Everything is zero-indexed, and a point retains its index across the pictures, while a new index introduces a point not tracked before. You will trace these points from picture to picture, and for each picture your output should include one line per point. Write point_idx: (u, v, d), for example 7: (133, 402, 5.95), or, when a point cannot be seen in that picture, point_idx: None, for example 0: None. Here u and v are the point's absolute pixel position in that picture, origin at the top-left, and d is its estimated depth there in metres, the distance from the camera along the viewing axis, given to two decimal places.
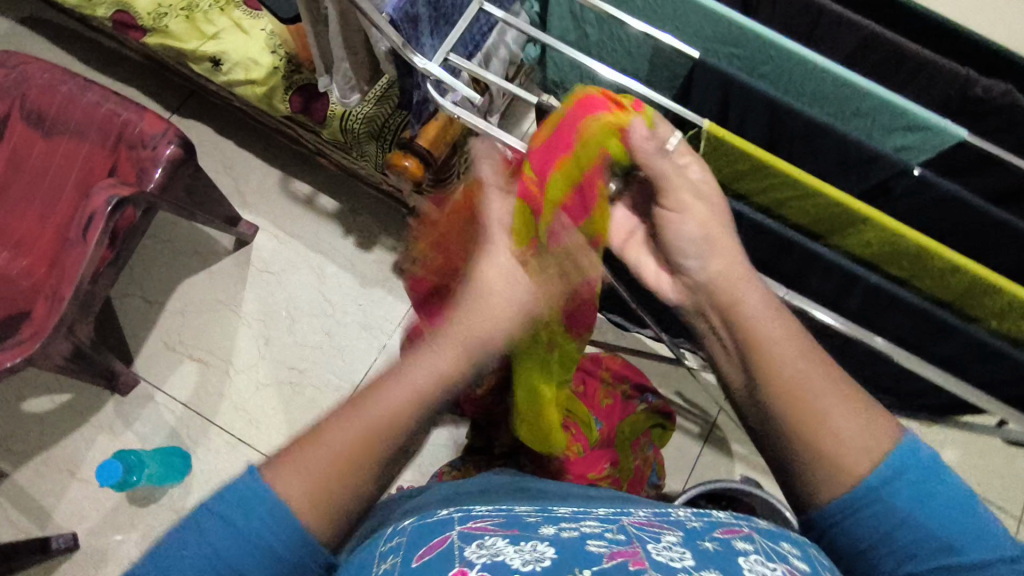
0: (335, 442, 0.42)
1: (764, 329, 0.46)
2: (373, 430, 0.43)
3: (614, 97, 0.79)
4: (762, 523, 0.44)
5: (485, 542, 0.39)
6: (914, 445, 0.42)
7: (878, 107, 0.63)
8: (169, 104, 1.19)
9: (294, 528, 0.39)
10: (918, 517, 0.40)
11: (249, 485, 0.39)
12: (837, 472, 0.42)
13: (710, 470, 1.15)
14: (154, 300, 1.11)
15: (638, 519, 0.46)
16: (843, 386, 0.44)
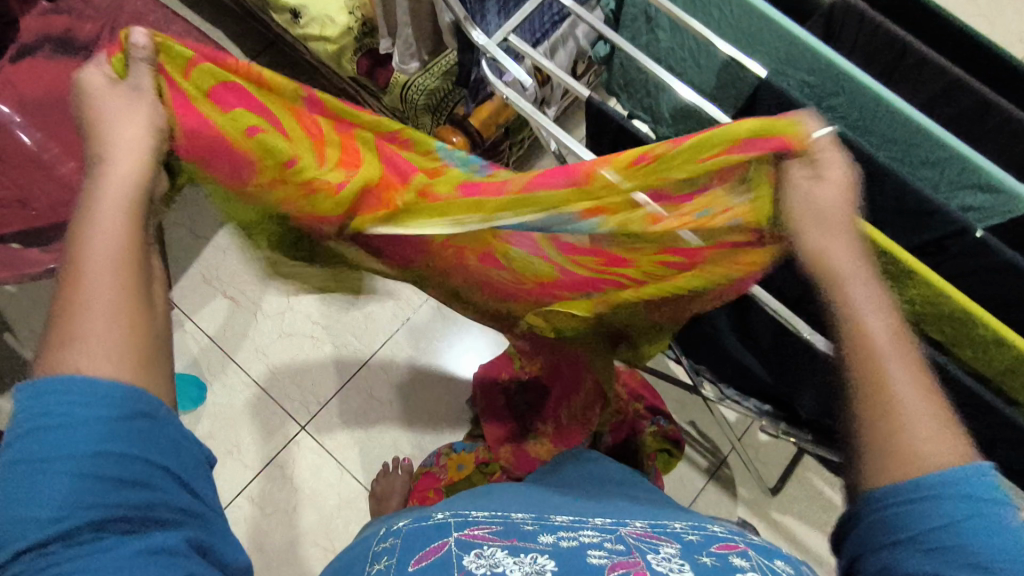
0: (99, 324, 0.38)
1: (861, 309, 0.45)
2: (124, 245, 0.41)
3: (675, 108, 0.78)
4: (753, 540, 0.47)
5: (484, 551, 0.41)
6: (982, 473, 0.40)
7: (949, 158, 0.59)
8: (250, 50, 1.23)
9: (119, 389, 0.37)
10: (957, 514, 0.38)
11: (55, 435, 0.34)
12: (893, 456, 0.41)
13: (710, 508, 1.11)
14: (200, 233, 1.15)
15: (635, 527, 0.48)
16: (925, 384, 0.43)
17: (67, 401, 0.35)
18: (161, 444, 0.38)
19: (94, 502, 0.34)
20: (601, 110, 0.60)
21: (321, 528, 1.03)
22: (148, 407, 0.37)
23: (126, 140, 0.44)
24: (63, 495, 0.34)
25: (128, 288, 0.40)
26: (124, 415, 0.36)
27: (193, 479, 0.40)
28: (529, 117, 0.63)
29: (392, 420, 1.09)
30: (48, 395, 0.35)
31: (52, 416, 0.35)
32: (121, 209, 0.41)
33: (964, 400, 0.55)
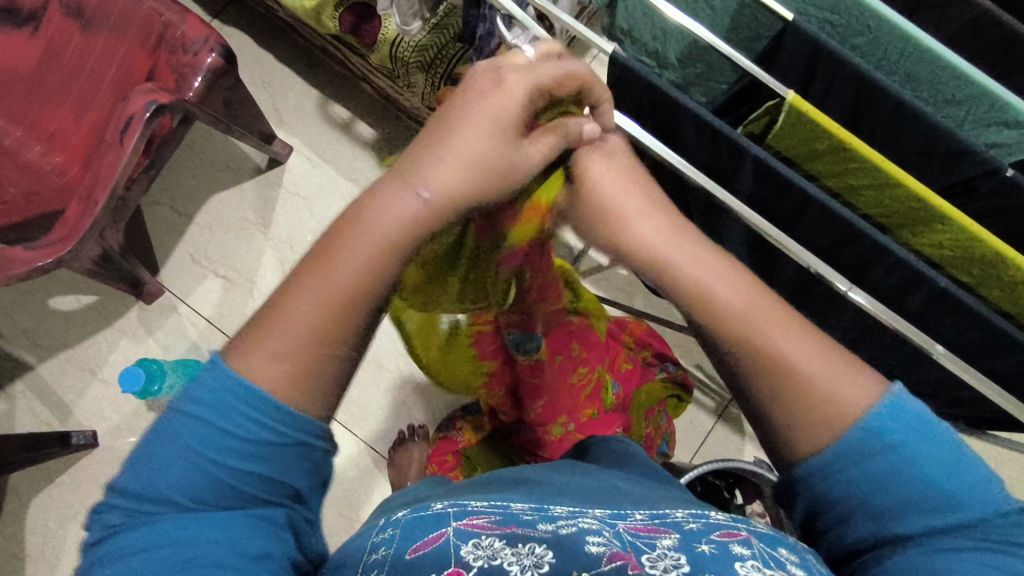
0: (297, 322, 0.36)
1: (682, 266, 0.41)
2: (369, 274, 0.37)
3: (685, 51, 0.73)
4: (762, 527, 0.44)
5: (481, 541, 0.40)
6: (902, 398, 0.37)
7: (976, 96, 0.57)
8: (212, 7, 1.15)
9: (285, 415, 0.35)
10: (921, 459, 0.36)
11: (218, 438, 0.34)
12: (812, 411, 0.37)
13: (720, 447, 1.15)
14: (183, 211, 1.09)
15: (636, 518, 0.45)
16: (808, 335, 0.40)
17: (246, 411, 0.34)
18: (291, 472, 0.36)
19: (214, 495, 0.34)
20: (628, 67, 0.58)
21: (344, 498, 1.03)
22: (298, 433, 0.36)
23: (440, 181, 0.39)
24: (192, 491, 0.33)
25: (333, 314, 0.36)
26: (279, 444, 0.35)
27: (309, 492, 0.38)
28: None
29: (403, 389, 1.08)
30: (225, 393, 0.34)
31: (215, 417, 0.34)
32: (406, 222, 0.38)
33: (992, 339, 0.56)
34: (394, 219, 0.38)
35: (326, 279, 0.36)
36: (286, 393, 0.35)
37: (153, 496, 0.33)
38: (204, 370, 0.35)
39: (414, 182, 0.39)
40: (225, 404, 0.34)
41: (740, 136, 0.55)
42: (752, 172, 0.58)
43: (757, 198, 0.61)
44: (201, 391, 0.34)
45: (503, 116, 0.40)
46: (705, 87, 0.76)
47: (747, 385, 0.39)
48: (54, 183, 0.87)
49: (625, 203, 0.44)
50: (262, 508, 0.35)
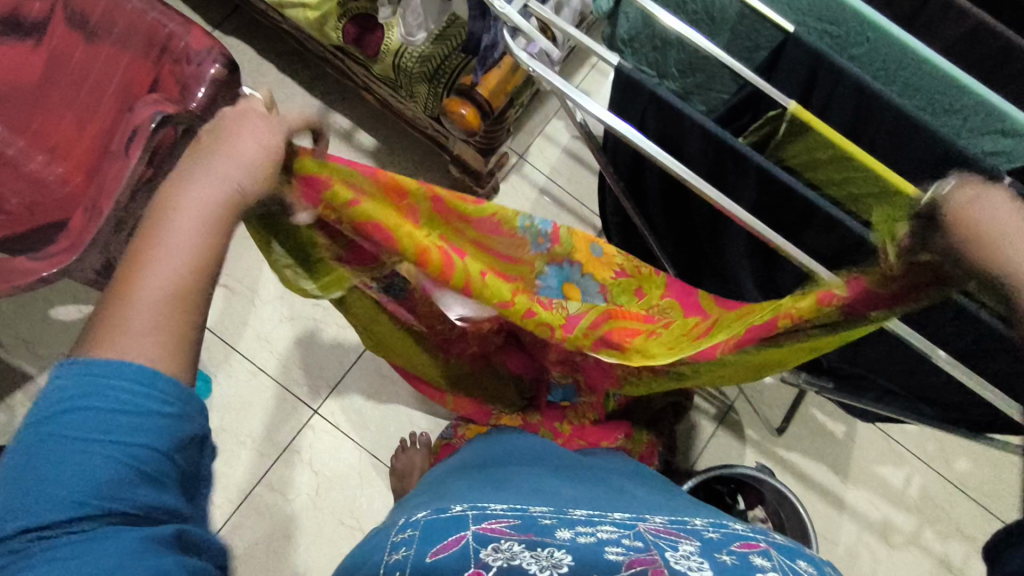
0: (140, 321, 0.36)
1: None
2: (191, 269, 0.38)
3: (685, 61, 0.74)
4: (778, 538, 0.47)
5: (500, 544, 0.41)
6: None
7: (974, 105, 0.58)
8: (213, 18, 1.15)
9: (173, 386, 0.36)
10: None
11: (116, 417, 0.34)
12: None
13: (720, 453, 1.15)
14: None
15: (654, 523, 0.47)
16: None
17: (136, 389, 0.35)
18: (179, 447, 0.37)
19: (110, 488, 0.33)
20: (632, 78, 0.58)
21: (345, 506, 1.03)
22: (185, 407, 0.37)
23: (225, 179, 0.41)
24: (90, 480, 0.33)
25: (170, 334, 0.37)
26: (172, 416, 0.36)
27: (189, 480, 0.39)
28: (557, 88, 0.59)
29: (405, 396, 1.09)
30: (103, 379, 0.34)
31: (103, 398, 0.34)
32: (195, 232, 0.39)
33: (994, 343, 0.56)
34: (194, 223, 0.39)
35: (141, 282, 0.37)
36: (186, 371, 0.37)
37: (28, 510, 0.32)
38: (70, 368, 0.35)
39: (217, 174, 0.40)
40: (116, 382, 0.35)
41: (744, 146, 0.55)
42: (755, 181, 0.58)
43: (761, 207, 0.61)
44: (79, 378, 0.34)
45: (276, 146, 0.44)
46: (704, 97, 0.77)
47: None
48: (58, 194, 0.87)
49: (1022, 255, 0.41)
50: (154, 491, 0.35)
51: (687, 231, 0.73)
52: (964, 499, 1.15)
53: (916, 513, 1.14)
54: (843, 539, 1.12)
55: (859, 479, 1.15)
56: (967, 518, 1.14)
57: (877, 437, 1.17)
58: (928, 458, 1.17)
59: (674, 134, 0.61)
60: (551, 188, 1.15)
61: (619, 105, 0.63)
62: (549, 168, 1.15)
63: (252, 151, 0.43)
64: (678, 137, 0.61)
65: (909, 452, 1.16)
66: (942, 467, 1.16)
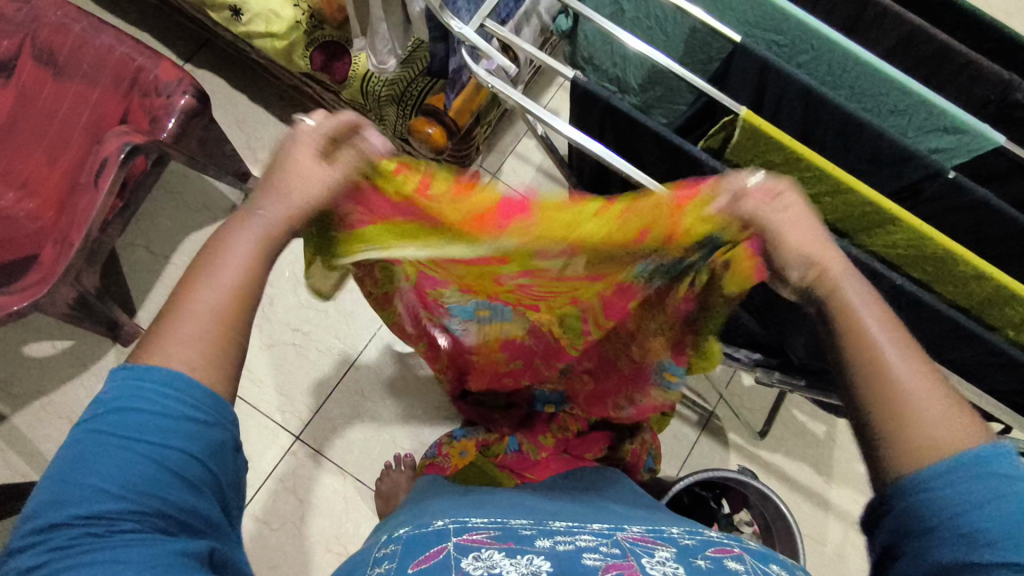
0: (184, 331, 0.38)
1: (856, 307, 0.42)
2: (249, 282, 0.40)
3: (644, 75, 0.76)
4: (756, 542, 0.46)
5: (481, 553, 0.41)
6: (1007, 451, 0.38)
7: (916, 105, 0.61)
8: (184, 52, 1.17)
9: (205, 395, 0.37)
10: (994, 491, 0.36)
11: (152, 421, 0.35)
12: (914, 447, 0.38)
13: (705, 459, 1.16)
14: (159, 252, 1.09)
15: (631, 532, 0.47)
16: (933, 375, 0.40)
17: (170, 395, 0.36)
18: (215, 461, 0.37)
19: (147, 493, 0.34)
20: (588, 91, 0.60)
21: (331, 534, 1.02)
22: (219, 416, 0.38)
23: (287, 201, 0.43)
24: (130, 483, 0.34)
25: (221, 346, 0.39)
26: (203, 424, 0.37)
27: (227, 493, 0.40)
28: (517, 104, 0.60)
29: (387, 418, 1.08)
30: (140, 383, 0.36)
31: (142, 403, 0.35)
32: (254, 252, 0.41)
33: (951, 332, 0.58)
34: (254, 241, 0.41)
35: (197, 298, 0.39)
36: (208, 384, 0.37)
37: (77, 502, 0.34)
38: (114, 375, 0.37)
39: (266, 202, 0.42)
40: (157, 387, 0.36)
41: (699, 152, 0.58)
42: None
43: None
44: (127, 383, 0.36)
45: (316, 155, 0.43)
46: (666, 110, 0.79)
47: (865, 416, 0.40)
48: (28, 229, 0.87)
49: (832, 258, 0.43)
50: (190, 501, 0.36)
51: None
52: None
53: None
54: (830, 539, 1.13)
55: (844, 478, 1.16)
56: None
57: None
58: None
59: (633, 146, 0.63)
60: None
61: (579, 119, 0.65)
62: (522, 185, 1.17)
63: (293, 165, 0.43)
64: (636, 147, 0.63)
65: None
66: None
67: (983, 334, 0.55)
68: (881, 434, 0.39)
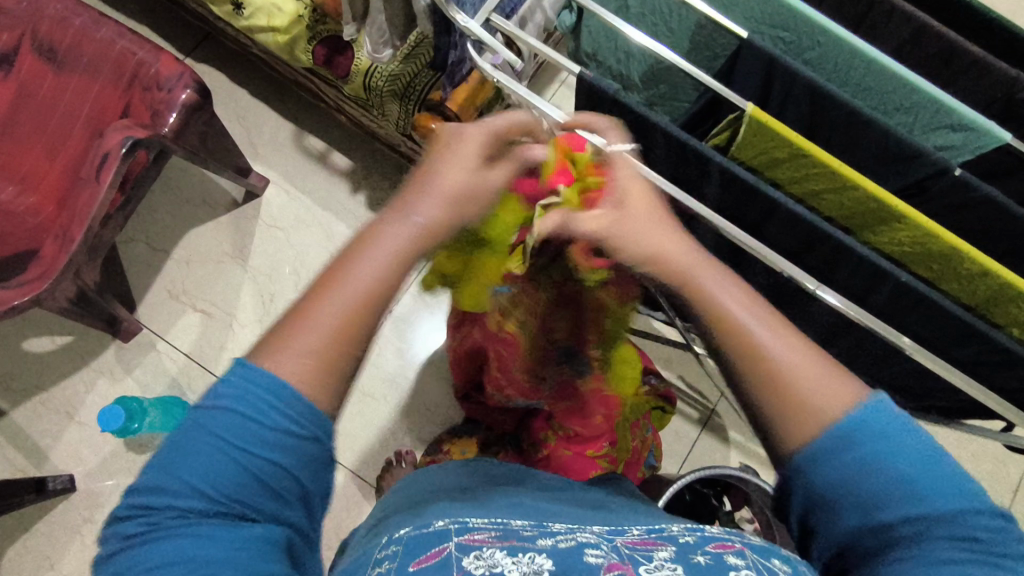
0: (304, 343, 0.36)
1: (710, 290, 0.41)
2: (378, 287, 0.37)
3: (649, 72, 0.76)
4: (755, 540, 0.44)
5: (483, 552, 0.41)
6: (883, 407, 0.36)
7: (923, 102, 0.61)
8: (184, 46, 1.16)
9: (305, 409, 0.35)
10: (884, 456, 0.35)
11: (254, 430, 0.33)
12: (802, 424, 0.37)
13: (706, 457, 1.16)
14: (159, 247, 1.09)
15: (632, 534, 0.45)
16: (795, 337, 0.39)
17: (278, 406, 0.34)
18: (309, 475, 0.36)
19: (234, 496, 0.33)
20: (594, 86, 0.60)
21: (331, 531, 1.02)
22: (321, 431, 0.36)
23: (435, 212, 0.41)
24: (223, 487, 0.33)
25: (319, 364, 0.36)
26: (303, 438, 0.35)
27: (315, 504, 0.38)
28: (522, 99, 0.60)
29: (388, 415, 1.08)
30: (265, 390, 0.34)
31: (251, 412, 0.34)
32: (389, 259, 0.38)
33: (955, 329, 0.57)
34: (405, 239, 0.39)
35: (310, 306, 0.37)
36: (307, 396, 0.35)
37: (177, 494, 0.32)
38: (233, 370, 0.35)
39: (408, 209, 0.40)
40: (268, 399, 0.34)
41: (704, 147, 0.57)
42: (718, 181, 0.60)
43: (725, 206, 0.63)
44: (239, 384, 0.34)
45: (472, 154, 0.43)
46: (671, 107, 0.79)
47: (751, 402, 0.39)
48: (28, 224, 0.86)
49: (654, 238, 0.43)
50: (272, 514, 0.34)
51: None
52: None
53: None
54: None
55: None
56: None
57: None
58: None
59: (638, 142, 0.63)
60: None
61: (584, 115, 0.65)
62: None
63: (455, 163, 0.43)
64: (642, 144, 0.62)
65: None
66: None
67: (989, 331, 0.55)
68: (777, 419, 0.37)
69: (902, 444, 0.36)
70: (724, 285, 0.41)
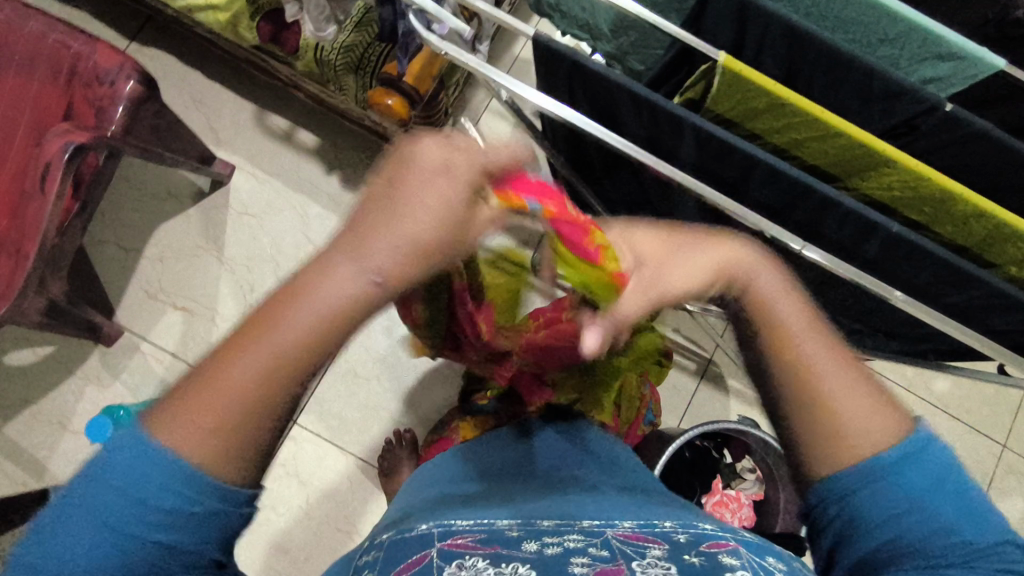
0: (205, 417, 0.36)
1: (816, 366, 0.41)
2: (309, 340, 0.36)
3: (616, 21, 0.70)
4: (747, 534, 0.45)
5: (465, 561, 0.40)
6: (925, 437, 0.40)
7: (909, 32, 0.56)
8: (126, 30, 1.10)
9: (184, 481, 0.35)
10: (942, 497, 0.38)
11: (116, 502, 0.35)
12: (837, 450, 0.40)
13: (706, 407, 1.16)
14: (129, 247, 1.05)
15: (623, 528, 0.46)
16: (851, 372, 0.41)
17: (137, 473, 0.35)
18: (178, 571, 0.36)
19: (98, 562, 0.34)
20: (552, 48, 0.55)
21: (337, 513, 1.02)
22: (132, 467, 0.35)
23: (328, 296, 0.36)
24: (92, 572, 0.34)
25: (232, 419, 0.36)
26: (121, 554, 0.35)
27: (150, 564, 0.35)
28: (475, 70, 0.56)
29: (383, 395, 1.07)
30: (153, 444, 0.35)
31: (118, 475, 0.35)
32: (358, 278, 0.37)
33: (950, 277, 0.55)
34: (395, 240, 0.37)
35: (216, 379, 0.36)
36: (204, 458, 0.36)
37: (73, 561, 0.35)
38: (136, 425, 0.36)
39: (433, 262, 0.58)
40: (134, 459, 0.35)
41: (675, 106, 0.53)
42: (694, 141, 0.56)
43: (703, 166, 0.59)
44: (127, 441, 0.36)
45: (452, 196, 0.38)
46: (642, 55, 0.73)
47: (784, 417, 0.42)
48: None
49: (831, 390, 0.41)
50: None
51: (638, 196, 0.71)
52: (947, 418, 1.18)
53: None
54: None
55: None
56: (951, 437, 1.18)
57: None
58: (909, 383, 1.19)
59: (605, 105, 0.58)
60: None
61: (544, 81, 0.60)
62: (500, 143, 1.12)
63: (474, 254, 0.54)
64: (610, 108, 0.58)
65: (890, 380, 1.19)
66: (924, 391, 1.19)
67: (984, 277, 0.52)
68: (797, 422, 0.41)
69: (940, 479, 0.39)
70: (770, 274, 0.44)
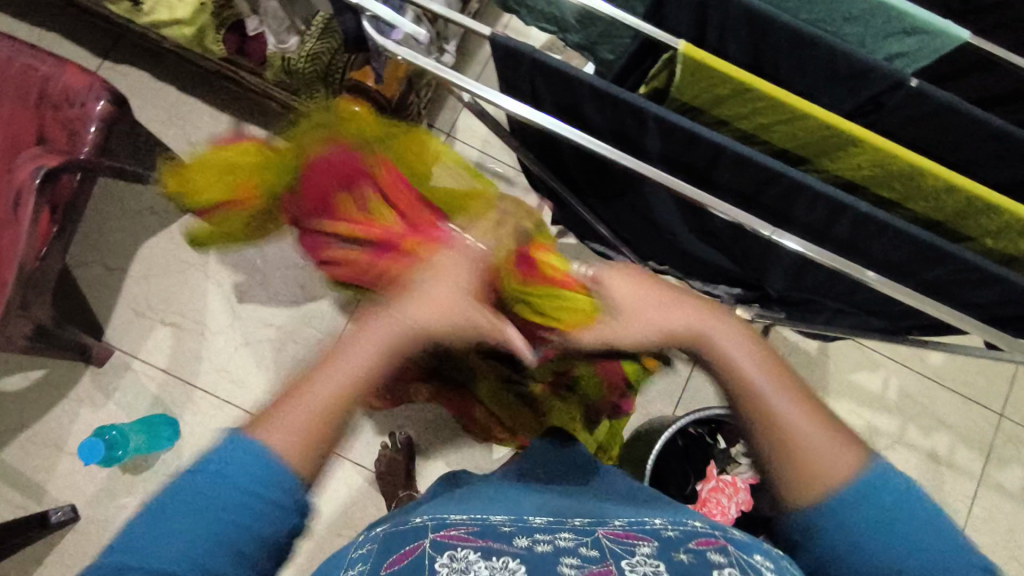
0: None
1: (742, 365, 0.48)
2: None
3: (580, 13, 0.70)
4: (738, 533, 0.45)
5: (457, 553, 0.40)
6: (886, 472, 0.43)
7: (871, 10, 0.56)
8: (97, 50, 1.10)
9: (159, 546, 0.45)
10: (876, 521, 0.42)
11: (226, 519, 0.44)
12: (809, 483, 0.44)
13: (701, 392, 1.16)
14: (115, 266, 1.06)
15: (614, 526, 0.46)
16: (784, 374, 0.48)
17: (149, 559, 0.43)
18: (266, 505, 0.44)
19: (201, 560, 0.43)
20: (509, 48, 0.54)
21: (337, 517, 1.03)
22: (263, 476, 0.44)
23: None
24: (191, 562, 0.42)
25: None
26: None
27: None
28: (435, 74, 0.56)
29: None
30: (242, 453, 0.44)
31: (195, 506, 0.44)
32: None
33: (923, 253, 0.54)
34: None
35: None
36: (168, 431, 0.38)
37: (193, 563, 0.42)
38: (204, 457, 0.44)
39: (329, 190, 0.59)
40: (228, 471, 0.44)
41: (635, 98, 0.53)
42: (657, 130, 0.55)
43: (670, 156, 0.59)
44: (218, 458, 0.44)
45: None
46: (611, 45, 0.73)
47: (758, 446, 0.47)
48: None
49: (777, 401, 0.46)
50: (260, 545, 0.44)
51: (613, 188, 0.71)
52: (942, 390, 1.18)
53: (899, 413, 1.17)
54: None
55: (838, 391, 1.18)
56: (948, 409, 1.18)
57: (849, 349, 1.19)
58: (904, 358, 1.19)
59: (569, 100, 0.58)
60: (487, 161, 1.12)
61: (507, 79, 0.60)
62: (479, 140, 1.12)
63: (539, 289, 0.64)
64: (574, 103, 0.58)
65: (884, 356, 1.19)
66: (919, 364, 1.19)
67: (954, 251, 0.52)
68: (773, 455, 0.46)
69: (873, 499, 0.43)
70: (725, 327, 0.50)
